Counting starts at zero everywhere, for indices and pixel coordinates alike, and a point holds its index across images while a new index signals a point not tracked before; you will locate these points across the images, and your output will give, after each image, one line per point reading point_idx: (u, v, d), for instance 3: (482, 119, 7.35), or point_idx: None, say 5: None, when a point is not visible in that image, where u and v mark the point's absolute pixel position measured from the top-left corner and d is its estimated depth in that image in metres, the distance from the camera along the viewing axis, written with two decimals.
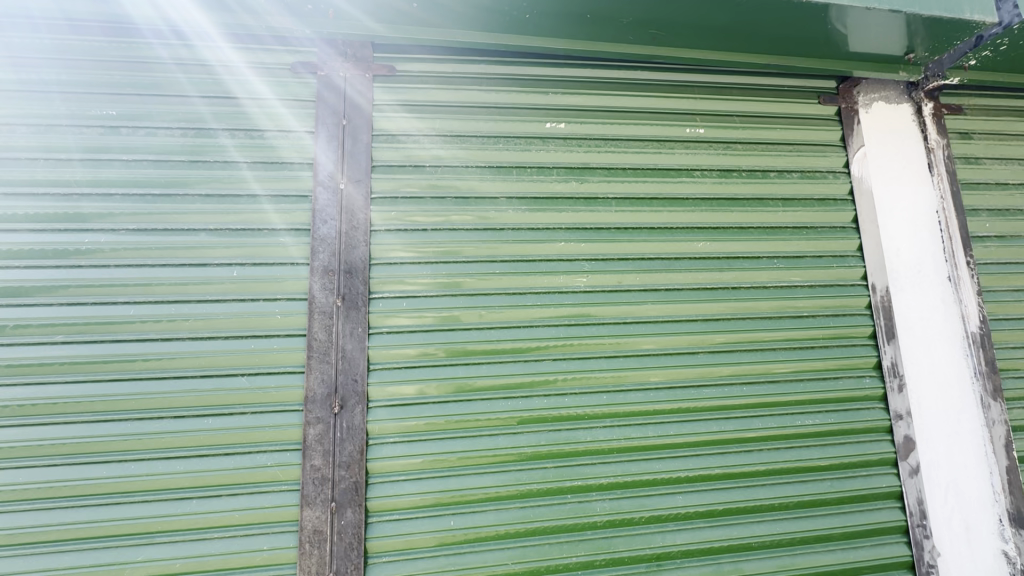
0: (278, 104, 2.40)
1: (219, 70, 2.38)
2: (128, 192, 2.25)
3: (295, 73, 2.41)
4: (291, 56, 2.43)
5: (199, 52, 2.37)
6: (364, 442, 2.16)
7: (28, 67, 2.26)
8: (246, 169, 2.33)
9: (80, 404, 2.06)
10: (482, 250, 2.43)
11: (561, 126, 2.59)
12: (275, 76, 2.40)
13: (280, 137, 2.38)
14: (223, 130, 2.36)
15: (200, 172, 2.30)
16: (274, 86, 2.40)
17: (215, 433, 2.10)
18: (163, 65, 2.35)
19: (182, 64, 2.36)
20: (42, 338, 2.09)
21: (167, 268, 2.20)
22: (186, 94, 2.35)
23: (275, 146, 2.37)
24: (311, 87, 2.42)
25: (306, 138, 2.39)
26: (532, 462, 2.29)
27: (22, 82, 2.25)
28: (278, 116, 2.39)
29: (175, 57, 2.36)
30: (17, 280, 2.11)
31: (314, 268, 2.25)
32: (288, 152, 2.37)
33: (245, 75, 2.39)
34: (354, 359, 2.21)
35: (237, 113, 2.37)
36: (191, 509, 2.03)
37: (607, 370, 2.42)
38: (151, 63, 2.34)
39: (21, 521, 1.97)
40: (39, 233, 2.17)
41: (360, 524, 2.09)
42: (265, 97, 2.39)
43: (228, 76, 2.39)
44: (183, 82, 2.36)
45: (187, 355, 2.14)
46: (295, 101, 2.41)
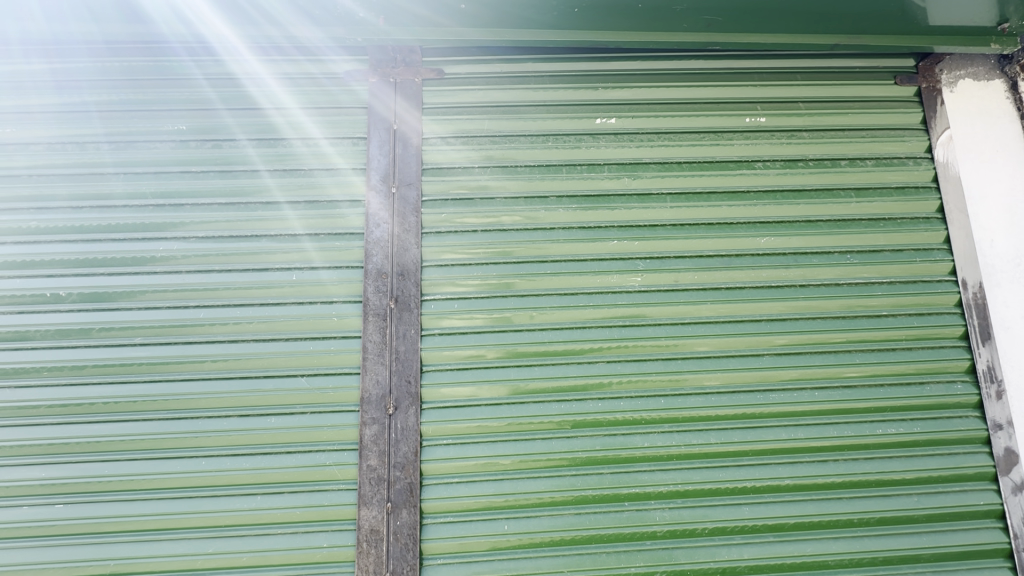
0: (297, 111, 2.47)
1: (245, 81, 2.48)
2: (194, 202, 2.37)
3: (317, 82, 2.49)
4: (313, 65, 2.49)
5: (227, 66, 2.48)
6: (418, 443, 2.17)
7: (84, 90, 2.45)
8: (266, 177, 2.41)
9: (157, 402, 2.19)
10: (531, 251, 2.40)
11: (611, 121, 2.52)
12: (297, 85, 2.48)
13: (300, 144, 2.45)
14: (247, 140, 2.45)
15: (258, 182, 2.40)
16: (296, 95, 2.47)
17: (278, 432, 2.17)
18: (196, 81, 2.48)
19: (213, 79, 2.48)
20: (123, 340, 2.24)
21: (233, 274, 2.31)
22: (213, 107, 2.46)
23: (294, 153, 2.43)
24: (332, 94, 2.48)
25: (325, 145, 2.45)
26: (585, 467, 2.22)
27: (84, 103, 2.44)
28: (299, 124, 2.46)
29: (206, 73, 2.48)
30: (105, 287, 2.29)
31: (368, 271, 2.29)
32: (306, 158, 2.43)
33: (269, 86, 2.48)
34: (408, 360, 2.23)
35: (260, 123, 2.46)
36: (257, 504, 2.11)
37: (664, 373, 2.32)
38: (187, 80, 2.47)
39: (107, 511, 2.10)
40: (120, 242, 2.33)
41: (415, 525, 2.09)
42: (287, 106, 2.47)
43: (253, 87, 2.48)
44: (213, 96, 2.47)
45: (252, 356, 2.24)
46: (316, 110, 2.47)
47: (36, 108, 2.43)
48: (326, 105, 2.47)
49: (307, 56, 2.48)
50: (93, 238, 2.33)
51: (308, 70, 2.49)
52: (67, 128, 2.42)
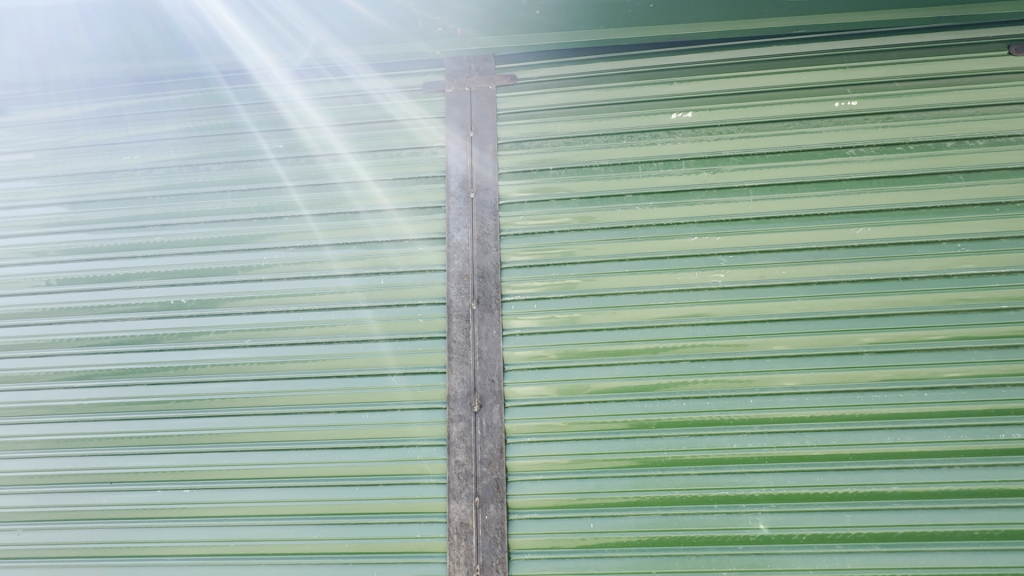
0: (324, 128, 2.67)
1: (279, 103, 2.74)
2: (290, 214, 2.58)
3: (344, 99, 2.68)
4: (342, 84, 2.69)
5: (264, 92, 2.76)
6: (503, 440, 2.22)
7: (179, 118, 2.79)
8: (291, 193, 2.61)
9: (265, 398, 2.38)
10: (609, 250, 2.40)
11: (687, 115, 2.48)
12: (327, 104, 2.69)
13: (326, 159, 2.63)
14: (276, 158, 2.68)
15: (340, 194, 2.57)
16: (326, 114, 2.68)
17: (372, 427, 2.29)
18: (233, 107, 2.77)
19: (250, 104, 2.76)
20: (235, 342, 2.46)
21: (327, 279, 2.48)
22: (248, 130, 2.73)
23: (320, 168, 2.63)
24: (357, 110, 2.66)
25: (348, 159, 2.62)
26: (670, 467, 2.18)
27: (181, 129, 2.78)
28: (327, 141, 2.65)
29: (245, 98, 2.77)
30: (218, 292, 2.53)
31: (450, 273, 2.38)
32: (331, 172, 2.61)
33: (303, 106, 2.71)
34: (491, 360, 2.29)
35: (288, 142, 2.68)
36: (355, 494, 2.23)
37: (750, 372, 2.24)
38: (232, 106, 2.77)
39: (224, 497, 2.30)
40: (230, 253, 2.58)
41: (503, 520, 2.15)
42: (317, 125, 2.68)
43: (287, 109, 2.72)
44: (249, 119, 2.75)
45: (346, 356, 2.38)
46: (342, 126, 2.65)
47: (151, 137, 2.79)
48: (351, 120, 2.65)
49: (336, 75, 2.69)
50: (207, 250, 2.60)
51: (336, 88, 2.69)
52: (176, 152, 2.75)
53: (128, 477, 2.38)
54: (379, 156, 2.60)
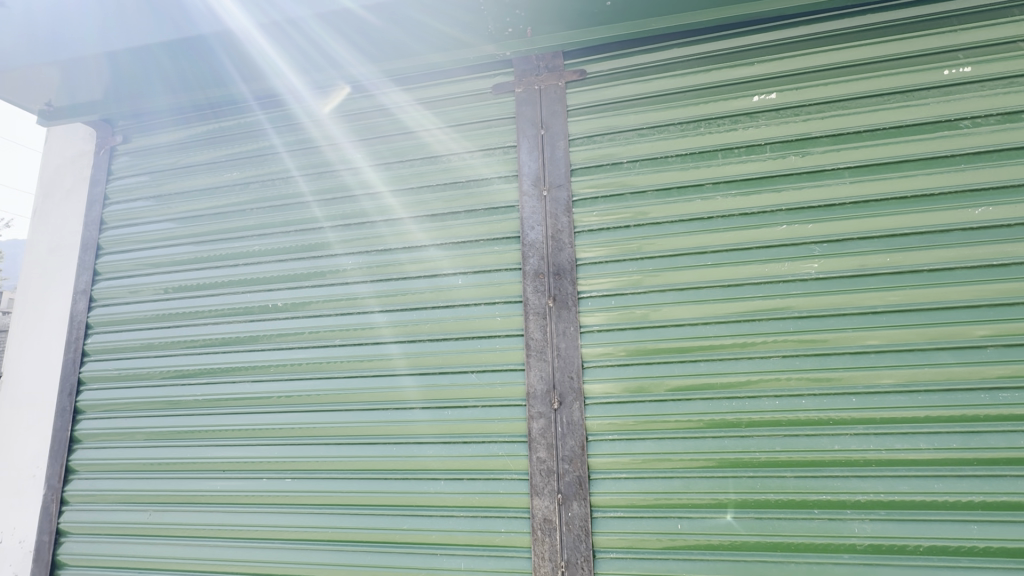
0: (345, 144, 2.87)
1: (306, 123, 2.97)
2: (376, 219, 2.72)
3: (366, 115, 2.88)
4: (364, 100, 2.88)
5: (292, 113, 3.00)
6: (584, 437, 2.21)
7: (263, 135, 3.04)
8: (315, 207, 2.84)
9: (355, 394, 2.52)
10: (689, 242, 2.31)
11: (771, 97, 2.35)
12: (349, 121, 2.90)
13: (346, 172, 2.84)
14: (300, 175, 2.91)
15: (419, 198, 2.67)
16: (349, 130, 2.89)
17: (454, 423, 2.36)
18: (265, 131, 3.04)
19: (279, 125, 3.01)
20: (326, 341, 2.62)
21: (408, 281, 2.59)
22: (278, 150, 2.99)
23: (340, 181, 2.83)
24: (378, 125, 2.84)
25: (368, 172, 2.80)
26: (761, 469, 2.07)
27: (266, 148, 3.01)
28: (348, 156, 2.85)
29: (274, 120, 3.03)
30: (310, 296, 2.71)
31: (526, 272, 2.40)
32: (350, 184, 2.81)
33: (328, 125, 2.93)
34: (570, 357, 2.29)
35: (314, 158, 2.91)
36: (442, 488, 2.31)
37: (851, 369, 2.08)
38: (267, 130, 3.04)
39: (321, 486, 2.45)
40: (318, 259, 2.76)
41: (587, 518, 2.14)
42: (339, 141, 2.89)
43: (314, 127, 2.95)
44: (278, 140, 3.00)
45: (428, 354, 2.46)
46: (362, 141, 2.85)
47: (243, 155, 3.05)
48: (371, 134, 2.84)
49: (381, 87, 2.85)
50: (298, 257, 2.80)
51: (360, 106, 2.89)
52: (266, 168, 2.98)
53: (236, 465, 2.58)
54: (399, 166, 2.75)
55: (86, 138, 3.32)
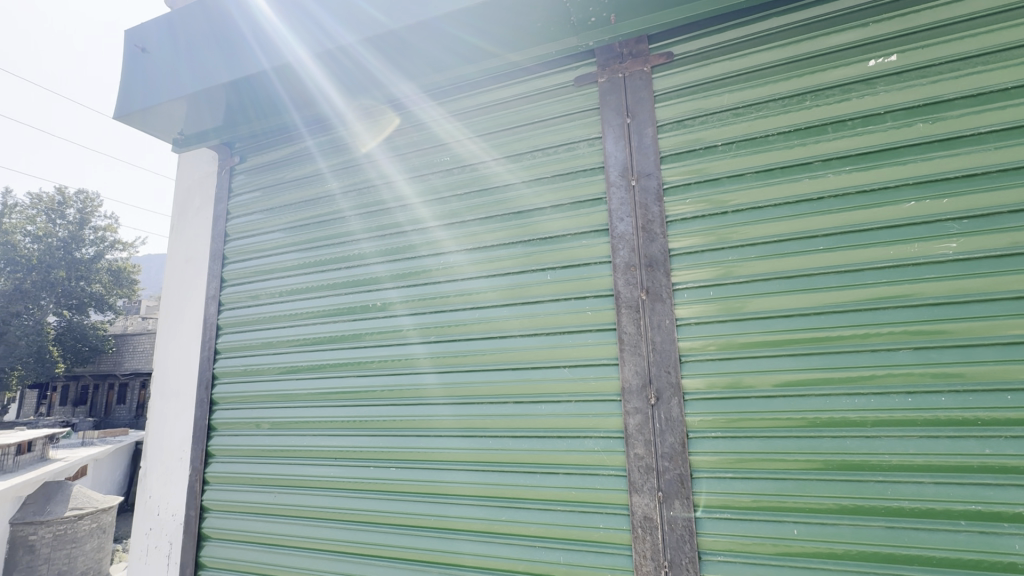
0: (382, 160, 3.16)
1: (348, 141, 3.30)
2: (428, 225, 2.92)
3: (403, 129, 3.13)
4: (400, 116, 3.14)
5: (337, 134, 3.33)
6: (685, 434, 2.13)
7: (355, 147, 3.26)
8: (354, 220, 3.16)
9: (451, 388, 2.62)
10: (797, 226, 2.13)
11: (890, 60, 2.11)
12: (389, 137, 3.17)
13: (382, 185, 3.13)
14: (341, 190, 3.24)
15: (459, 204, 2.84)
16: (387, 145, 3.17)
17: (549, 417, 2.37)
18: (314, 151, 3.40)
19: (325, 146, 3.37)
20: (423, 337, 2.76)
21: (497, 278, 2.64)
22: (322, 169, 3.34)
23: (376, 193, 3.13)
24: (412, 138, 3.09)
25: (401, 185, 3.07)
26: (889, 474, 1.88)
27: (358, 158, 3.24)
28: (385, 171, 3.14)
29: (322, 141, 3.38)
30: (406, 295, 2.86)
31: (616, 265, 2.36)
32: (386, 196, 3.10)
33: (369, 143, 3.22)
34: (666, 351, 2.21)
35: (356, 174, 3.22)
36: (538, 481, 2.33)
37: (1004, 361, 1.81)
38: (313, 151, 3.40)
39: (423, 475, 2.58)
40: (412, 260, 2.92)
41: (690, 517, 2.06)
42: (378, 157, 3.18)
43: (354, 145, 3.27)
44: (322, 160, 3.35)
45: (521, 350, 2.50)
46: (398, 155, 3.12)
47: (340, 166, 3.29)
48: (407, 148, 3.09)
49: (467, 91, 2.94)
50: (393, 259, 2.97)
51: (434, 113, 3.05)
52: (361, 175, 3.21)
53: (347, 453, 2.79)
54: (431, 177, 2.98)
55: (210, 161, 3.74)
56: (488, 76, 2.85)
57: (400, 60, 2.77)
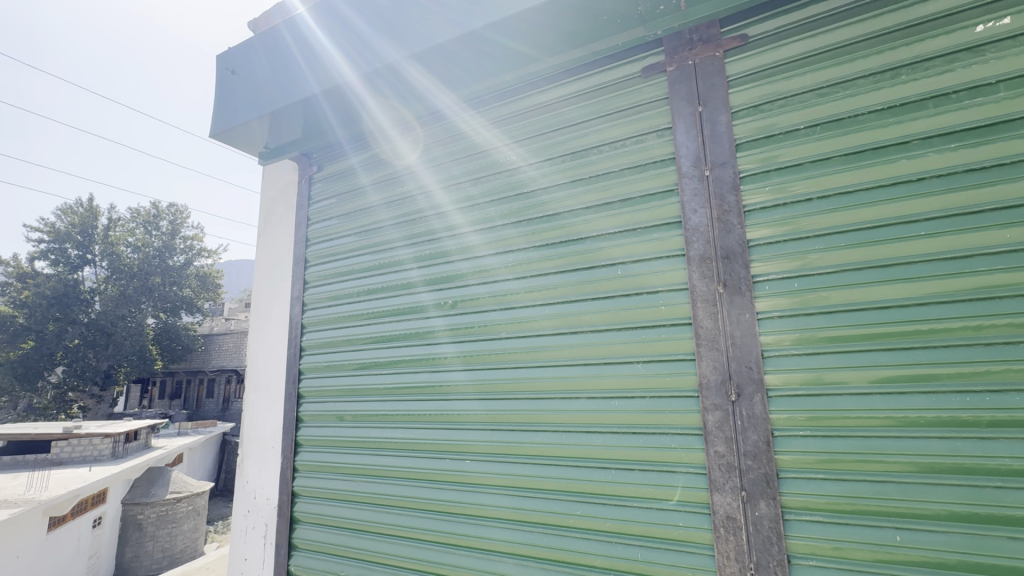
0: (422, 170, 3.36)
1: (387, 154, 3.55)
2: (493, 224, 2.98)
3: (439, 138, 3.32)
4: (437, 127, 3.34)
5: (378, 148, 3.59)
6: (769, 432, 2.04)
7: (424, 149, 3.38)
8: (388, 228, 3.43)
9: (522, 384, 2.67)
10: (893, 210, 1.98)
11: (1001, 23, 1.91)
12: (431, 147, 3.35)
13: (420, 194, 3.34)
14: (382, 200, 3.51)
15: (502, 208, 2.96)
16: (424, 156, 3.37)
17: (622, 413, 2.36)
18: (357, 167, 3.68)
19: (367, 161, 3.64)
20: (493, 334, 2.83)
21: (566, 274, 2.65)
22: (364, 182, 3.62)
23: (414, 202, 3.35)
24: (447, 147, 3.28)
25: (437, 194, 3.26)
26: (1011, 479, 1.71)
27: (427, 159, 3.36)
28: (422, 180, 3.35)
29: (366, 156, 3.65)
30: (478, 292, 2.93)
31: (691, 258, 2.30)
32: (423, 204, 3.31)
33: (409, 154, 3.45)
34: (746, 346, 2.13)
35: (396, 184, 3.47)
36: (613, 477, 2.33)
37: None
38: (356, 166, 3.68)
39: (498, 468, 2.64)
40: (487, 258, 2.96)
41: (777, 519, 1.98)
42: (415, 167, 3.40)
43: (393, 157, 3.52)
44: (365, 173, 3.63)
45: (593, 345, 2.49)
46: (433, 164, 3.31)
47: (410, 169, 3.42)
48: (450, 156, 3.25)
49: (533, 89, 2.98)
50: (470, 256, 3.03)
51: (499, 113, 3.11)
52: (429, 177, 3.32)
53: (425, 445, 2.91)
54: (487, 180, 3.07)
55: (290, 171, 4.01)
56: (555, 72, 2.87)
57: (468, 59, 2.89)
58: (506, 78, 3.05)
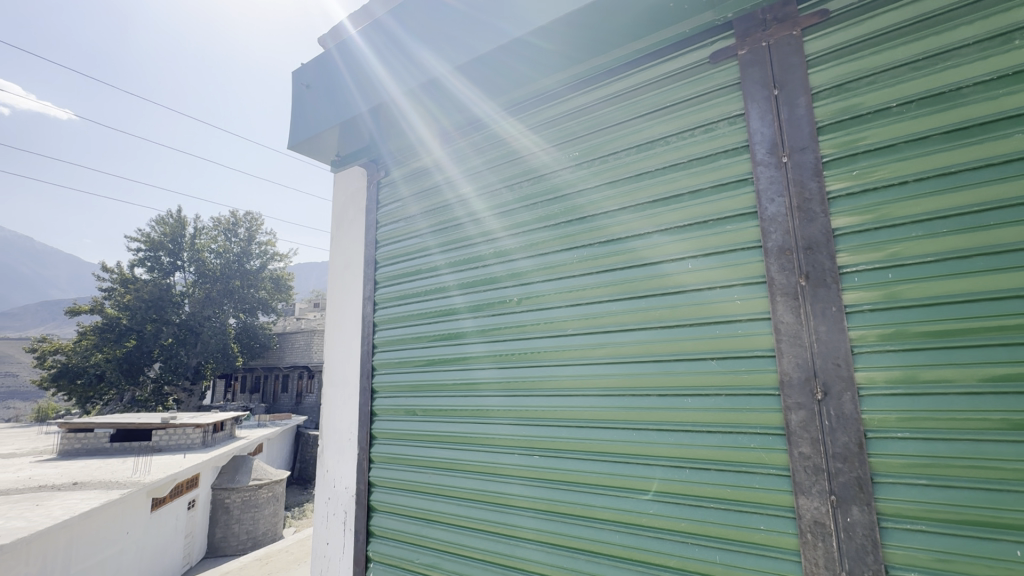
0: (459, 180, 3.57)
1: (429, 165, 3.79)
2: (556, 220, 2.97)
3: (478, 146, 3.51)
4: (476, 135, 3.54)
5: (420, 160, 3.85)
6: (861, 433, 1.91)
7: (479, 151, 3.50)
8: (426, 236, 3.69)
9: (590, 380, 2.65)
10: (1005, 191, 1.79)
11: None
12: (469, 156, 3.55)
13: (457, 203, 3.56)
14: (420, 210, 3.77)
15: (536, 212, 3.08)
16: (461, 164, 3.58)
17: (696, 411, 2.29)
18: (399, 179, 3.96)
19: (410, 172, 3.90)
20: (559, 331, 2.83)
21: (632, 269, 2.60)
22: (404, 196, 3.90)
23: (451, 210, 3.58)
24: (484, 155, 3.46)
25: (472, 201, 3.46)
26: None
27: (477, 164, 3.48)
28: (460, 188, 3.56)
29: (408, 168, 3.92)
30: (519, 292, 3.05)
31: (768, 250, 2.19)
32: (459, 211, 3.53)
33: (447, 165, 3.67)
34: (833, 342, 2.00)
35: (435, 193, 3.71)
36: (688, 476, 2.27)
37: None
38: (399, 177, 3.96)
39: (567, 464, 2.65)
40: (527, 259, 3.07)
41: (872, 526, 1.85)
42: (452, 176, 3.62)
43: (434, 168, 3.75)
44: (406, 185, 3.90)
45: (662, 342, 2.43)
46: (470, 173, 3.52)
47: (471, 171, 3.52)
48: (487, 164, 3.43)
49: (596, 83, 2.94)
50: (509, 258, 3.17)
51: (563, 109, 3.09)
52: (485, 179, 3.42)
53: (494, 440, 2.98)
54: (535, 181, 3.14)
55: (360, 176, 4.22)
56: (617, 65, 2.84)
57: (533, 56, 2.98)
58: (574, 72, 3.05)
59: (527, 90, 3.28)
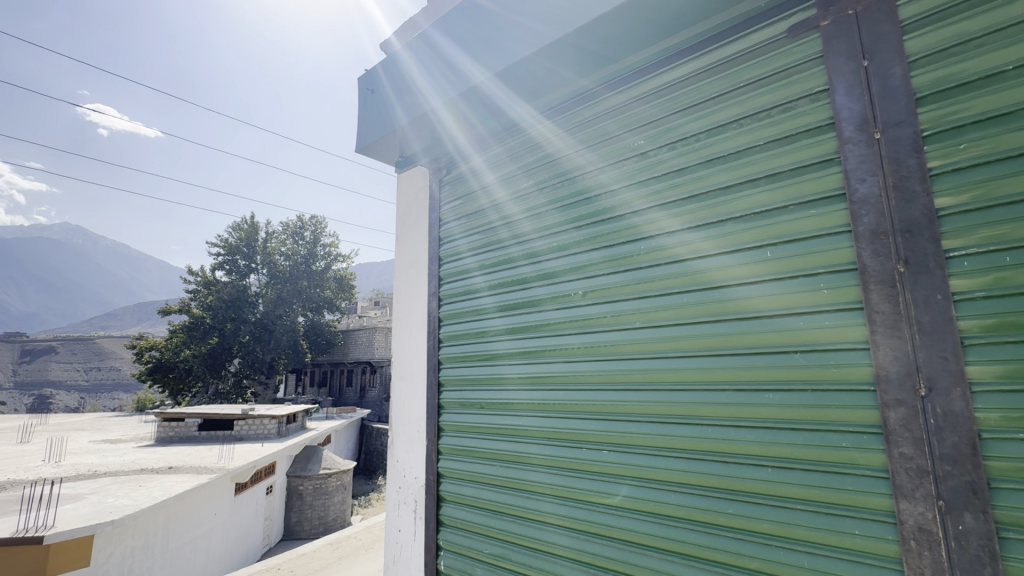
0: (497, 186, 3.70)
1: (468, 172, 3.95)
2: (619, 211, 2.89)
3: (517, 151, 3.59)
4: (514, 140, 3.63)
5: (461, 167, 4.02)
6: (974, 434, 1.73)
7: (519, 155, 3.57)
8: (465, 238, 3.86)
9: (659, 375, 2.57)
10: None
11: None
12: (507, 161, 3.65)
13: (493, 208, 3.69)
14: (459, 216, 3.96)
15: (570, 213, 3.15)
16: (498, 171, 3.70)
17: (776, 408, 2.17)
18: (440, 186, 4.16)
19: (452, 179, 4.08)
20: (626, 324, 2.75)
21: (704, 259, 2.49)
22: (445, 203, 4.11)
23: (487, 216, 3.72)
24: (522, 159, 3.54)
25: (506, 207, 3.59)
26: None
27: (515, 169, 3.57)
28: (496, 195, 3.69)
29: (451, 175, 4.10)
30: (565, 289, 3.07)
31: (859, 234, 2.03)
32: (493, 216, 3.68)
33: (484, 173, 3.81)
34: (939, 333, 1.82)
35: (473, 200, 3.86)
36: (769, 476, 2.15)
37: None
38: (441, 184, 4.15)
39: (638, 460, 2.60)
40: (573, 256, 3.07)
41: (989, 536, 1.67)
42: (490, 183, 3.76)
43: (473, 175, 3.90)
44: (447, 192, 4.10)
45: (739, 334, 2.31)
46: (507, 179, 3.63)
47: (525, 167, 3.50)
48: (524, 168, 3.51)
49: (658, 68, 2.81)
50: (563, 253, 3.14)
51: (623, 98, 2.98)
52: (525, 181, 3.48)
53: (561, 434, 2.97)
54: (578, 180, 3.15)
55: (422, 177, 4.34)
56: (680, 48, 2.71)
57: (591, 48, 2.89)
58: (636, 58, 2.92)
59: (571, 89, 3.28)
